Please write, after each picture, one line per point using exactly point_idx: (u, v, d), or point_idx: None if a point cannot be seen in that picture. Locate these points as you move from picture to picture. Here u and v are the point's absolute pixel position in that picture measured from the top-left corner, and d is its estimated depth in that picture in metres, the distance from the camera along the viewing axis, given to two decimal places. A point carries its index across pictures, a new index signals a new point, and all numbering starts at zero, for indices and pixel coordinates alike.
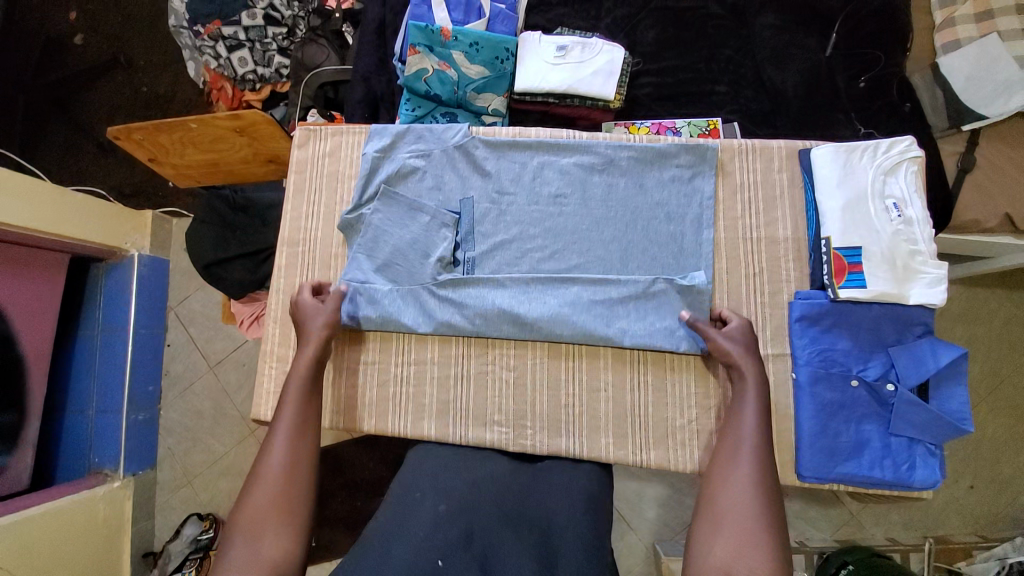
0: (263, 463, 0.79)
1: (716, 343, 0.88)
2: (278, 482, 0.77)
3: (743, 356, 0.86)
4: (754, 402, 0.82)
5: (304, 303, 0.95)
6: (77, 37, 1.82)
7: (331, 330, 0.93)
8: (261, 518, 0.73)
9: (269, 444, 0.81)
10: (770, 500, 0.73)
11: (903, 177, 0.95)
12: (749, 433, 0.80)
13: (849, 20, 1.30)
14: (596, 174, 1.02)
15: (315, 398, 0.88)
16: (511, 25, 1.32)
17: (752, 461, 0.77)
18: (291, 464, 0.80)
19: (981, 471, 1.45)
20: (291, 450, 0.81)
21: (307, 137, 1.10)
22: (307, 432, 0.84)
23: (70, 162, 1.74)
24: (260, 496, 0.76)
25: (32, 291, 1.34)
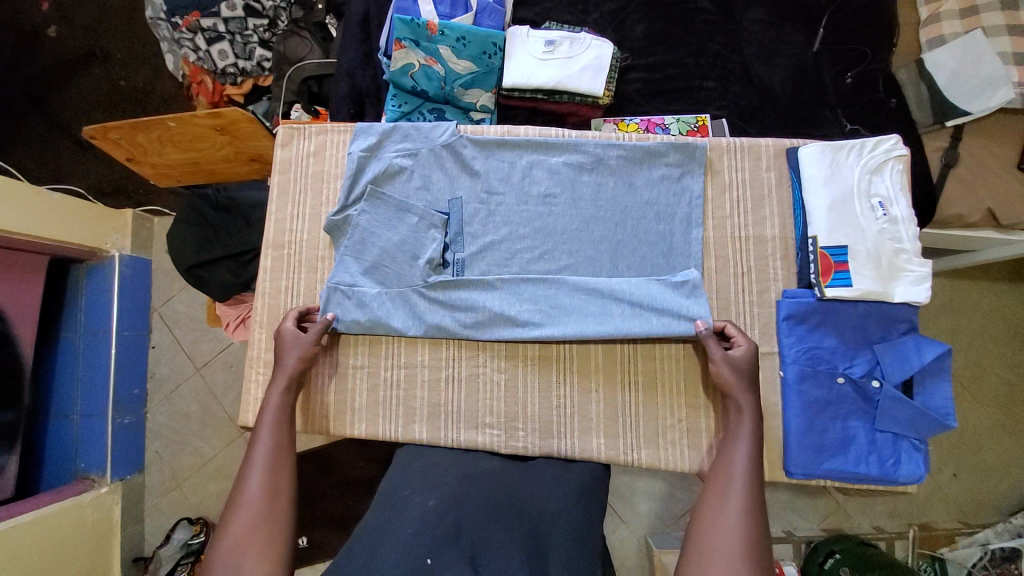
0: (239, 497, 0.79)
1: (720, 371, 0.89)
2: (257, 513, 0.77)
3: (734, 382, 0.88)
4: (747, 436, 0.84)
5: (283, 334, 0.94)
6: (50, 30, 1.75)
7: (303, 366, 0.93)
8: (241, 549, 0.73)
9: (244, 481, 0.80)
10: (756, 531, 0.75)
11: (889, 176, 0.95)
12: (738, 470, 0.81)
13: (836, 16, 1.31)
14: (585, 173, 1.01)
15: (288, 428, 0.88)
16: (499, 19, 1.30)
17: (740, 494, 0.78)
18: (270, 491, 0.80)
19: (962, 459, 1.49)
20: (270, 482, 0.80)
21: (291, 136, 1.08)
22: (286, 460, 0.84)
23: (46, 160, 1.69)
24: (239, 526, 0.76)
25: (10, 294, 1.30)
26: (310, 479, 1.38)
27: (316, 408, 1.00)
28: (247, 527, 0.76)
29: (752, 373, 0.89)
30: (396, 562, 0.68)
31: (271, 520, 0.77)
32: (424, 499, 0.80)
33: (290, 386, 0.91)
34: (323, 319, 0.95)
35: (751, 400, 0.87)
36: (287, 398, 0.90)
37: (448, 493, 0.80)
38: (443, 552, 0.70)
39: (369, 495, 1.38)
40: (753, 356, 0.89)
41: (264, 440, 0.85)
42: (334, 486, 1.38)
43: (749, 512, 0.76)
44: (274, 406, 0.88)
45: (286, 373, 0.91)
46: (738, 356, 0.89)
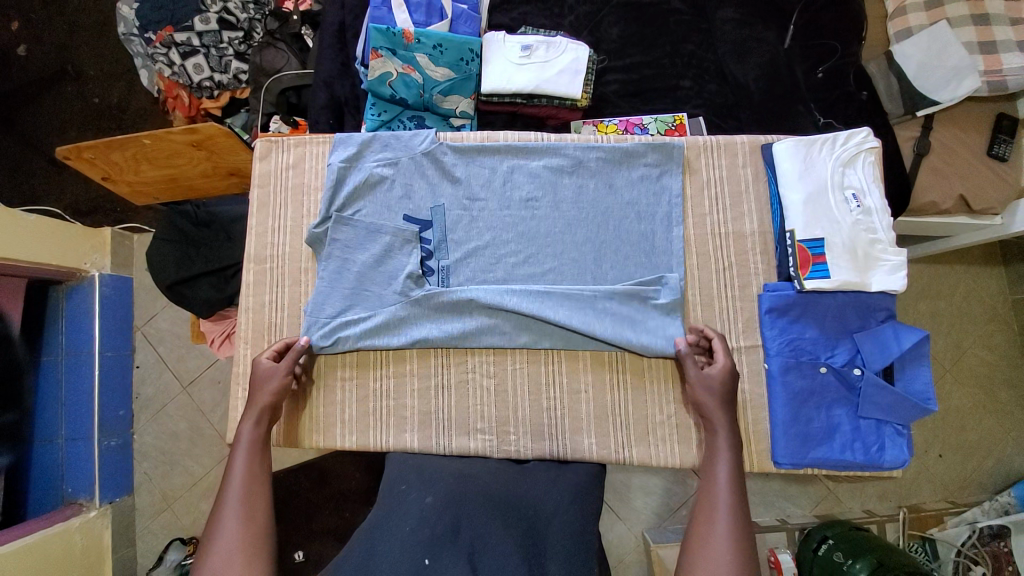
0: (214, 534, 0.78)
1: (695, 389, 0.90)
2: (233, 550, 0.76)
3: (712, 402, 0.89)
4: (727, 454, 0.85)
5: (257, 366, 0.93)
6: (20, 48, 1.73)
7: (277, 400, 0.92)
8: None
9: (219, 521, 0.79)
10: (747, 554, 0.75)
11: (861, 168, 0.97)
12: (723, 486, 0.82)
13: (805, 13, 1.33)
14: (566, 176, 1.02)
15: (265, 458, 0.88)
16: (474, 26, 1.31)
17: (727, 513, 0.79)
18: (246, 525, 0.79)
19: (947, 440, 1.52)
20: (246, 517, 0.80)
21: (268, 148, 1.07)
22: (262, 494, 0.83)
23: (20, 181, 1.65)
24: (216, 564, 0.75)
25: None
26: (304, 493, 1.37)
27: (303, 422, 0.99)
28: (225, 556, 0.76)
29: (730, 392, 0.90)
30: (396, 560, 0.73)
31: (249, 554, 0.77)
32: (421, 496, 0.82)
33: (262, 418, 0.90)
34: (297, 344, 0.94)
35: (727, 415, 0.88)
36: (259, 430, 0.89)
37: (444, 489, 0.83)
38: (440, 552, 0.74)
39: (365, 506, 1.38)
40: (730, 373, 0.90)
41: (238, 476, 0.84)
42: (329, 498, 1.37)
43: (737, 532, 0.77)
44: (246, 441, 0.87)
45: (260, 405, 0.90)
46: (713, 374, 0.90)
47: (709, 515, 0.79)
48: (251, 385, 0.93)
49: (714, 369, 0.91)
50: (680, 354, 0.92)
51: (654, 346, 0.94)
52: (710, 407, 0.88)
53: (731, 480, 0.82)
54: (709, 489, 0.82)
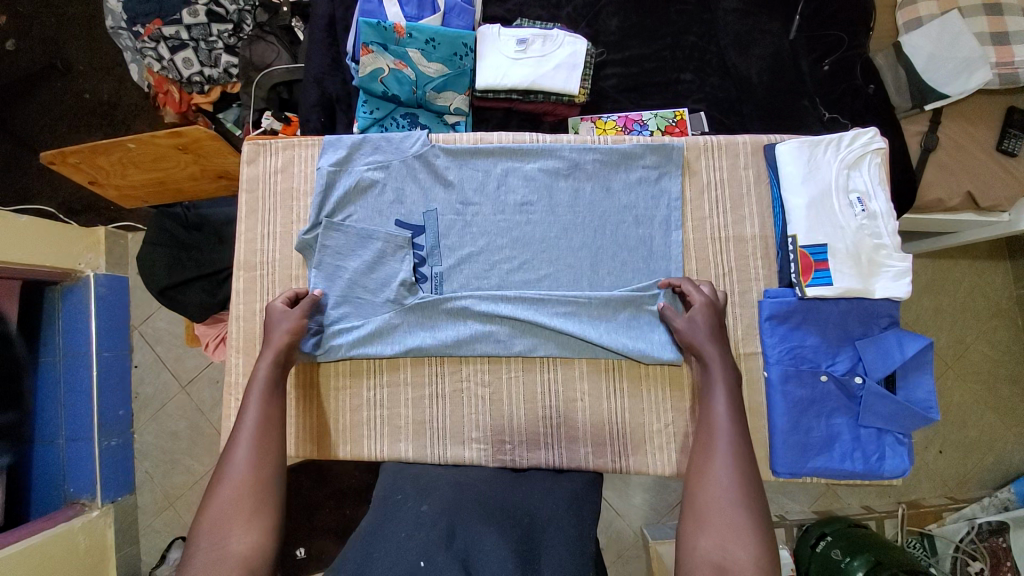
0: (225, 469, 0.78)
1: (682, 334, 0.89)
2: (242, 489, 0.76)
3: (705, 338, 0.87)
4: (723, 386, 0.83)
5: (270, 312, 0.93)
6: (7, 43, 1.68)
7: (293, 338, 0.90)
8: (226, 520, 0.73)
9: (230, 456, 0.79)
10: (750, 482, 0.74)
11: (866, 170, 0.94)
12: (721, 414, 0.81)
13: (812, 2, 1.29)
14: (562, 179, 0.99)
15: (279, 400, 0.86)
16: (469, 19, 1.26)
17: (730, 442, 0.78)
18: (256, 465, 0.79)
19: (948, 436, 1.51)
20: (257, 455, 0.80)
21: (256, 152, 1.05)
22: (274, 437, 0.82)
23: (11, 179, 1.63)
24: (223, 501, 0.75)
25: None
26: (304, 492, 1.38)
27: (302, 433, 0.98)
28: (233, 495, 0.75)
29: (717, 324, 0.88)
30: (392, 563, 0.69)
31: (257, 493, 0.77)
32: (416, 504, 0.81)
33: (279, 357, 0.88)
34: (310, 296, 0.94)
35: (717, 347, 0.86)
36: (275, 372, 0.87)
37: (440, 497, 0.82)
38: (436, 554, 0.70)
39: (364, 504, 1.39)
40: (711, 309, 0.89)
41: (251, 416, 0.83)
42: (330, 496, 1.38)
43: (739, 462, 0.76)
44: (262, 381, 0.86)
45: (276, 346, 0.89)
46: (698, 315, 0.88)
47: (708, 448, 0.79)
48: (266, 329, 0.92)
49: (695, 311, 0.89)
50: (661, 312, 0.92)
51: (656, 356, 0.92)
52: (697, 340, 0.87)
53: (730, 411, 0.81)
54: (710, 421, 0.81)
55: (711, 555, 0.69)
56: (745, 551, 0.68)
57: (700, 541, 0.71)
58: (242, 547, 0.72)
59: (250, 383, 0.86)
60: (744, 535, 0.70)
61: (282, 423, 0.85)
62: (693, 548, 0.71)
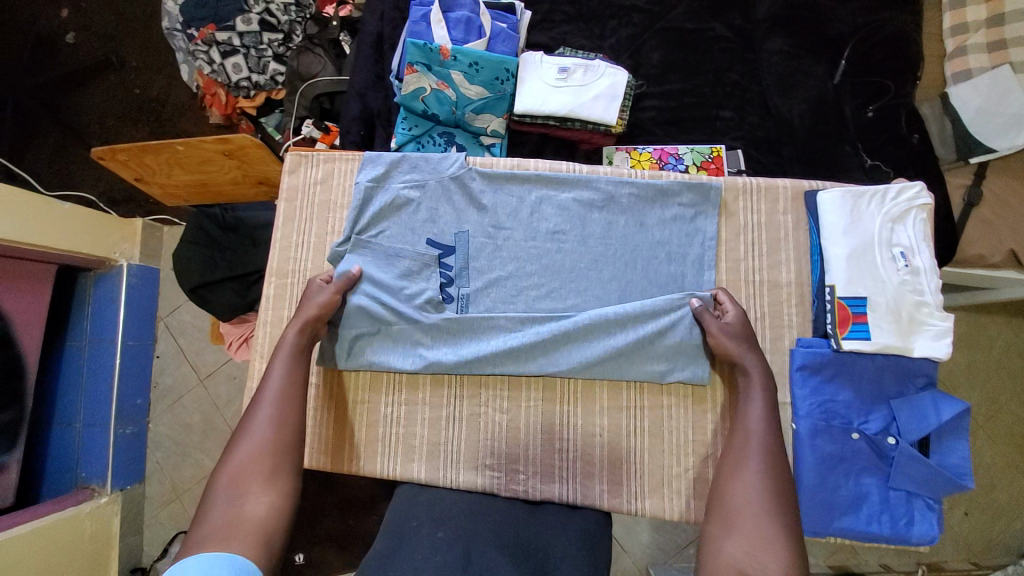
0: (248, 427, 0.80)
1: (717, 340, 0.89)
2: (262, 449, 0.78)
3: (740, 348, 0.88)
4: (760, 394, 0.84)
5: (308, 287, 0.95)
6: (68, 36, 1.76)
7: (323, 313, 0.92)
8: (245, 479, 0.75)
9: (252, 415, 0.81)
10: (779, 495, 0.75)
11: (911, 226, 0.92)
12: (756, 423, 0.82)
13: (858, 47, 1.28)
14: (596, 211, 0.99)
15: (303, 367, 0.88)
16: (512, 46, 1.26)
17: (760, 450, 0.79)
18: (278, 426, 0.81)
19: (976, 499, 1.43)
20: (279, 416, 0.81)
21: (298, 162, 1.07)
22: (295, 401, 0.84)
23: (58, 165, 1.69)
24: (242, 459, 0.77)
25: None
26: (311, 496, 1.37)
27: (317, 441, 0.98)
28: (253, 455, 0.77)
29: (748, 333, 0.90)
30: None
31: (276, 454, 0.78)
32: (431, 529, 0.80)
33: (306, 329, 0.90)
34: (347, 274, 0.94)
35: (755, 356, 0.88)
36: (302, 340, 0.89)
37: (455, 525, 0.81)
38: None
39: (368, 515, 1.37)
40: (743, 321, 0.91)
41: (276, 377, 0.85)
42: (334, 503, 1.38)
43: (767, 474, 0.76)
44: (289, 345, 0.88)
45: (306, 315, 0.90)
46: (731, 323, 0.90)
47: (742, 457, 0.79)
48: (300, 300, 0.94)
49: (730, 320, 0.91)
50: (697, 311, 0.91)
51: (671, 378, 0.92)
52: (734, 349, 0.87)
53: (764, 420, 0.82)
54: (745, 427, 0.82)
55: (738, 561, 0.69)
56: (775, 559, 0.68)
57: (727, 546, 0.72)
58: (258, 509, 0.72)
59: (277, 346, 0.89)
60: (774, 546, 0.70)
61: (303, 389, 0.86)
62: (719, 552, 0.72)
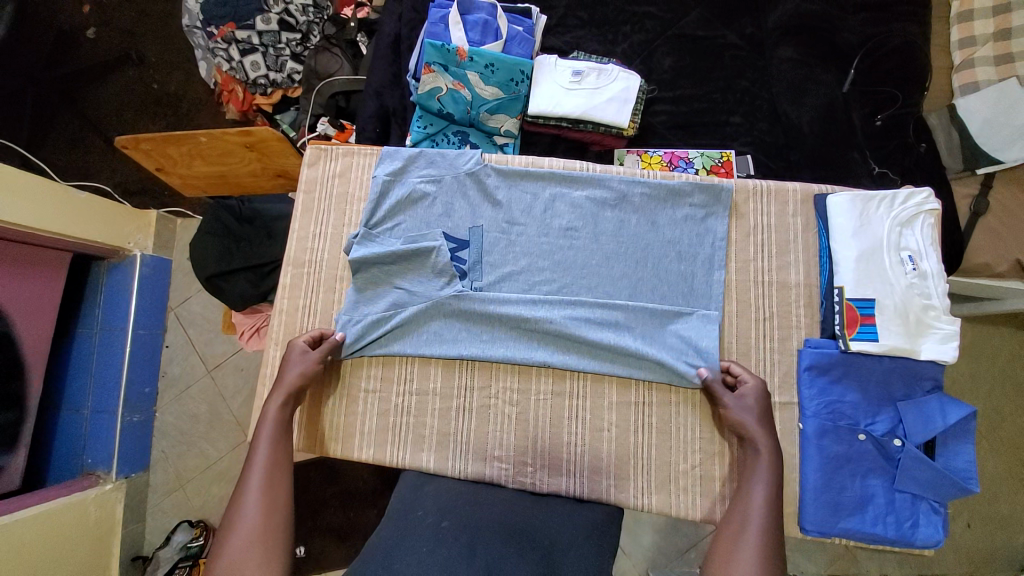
0: (235, 516, 0.77)
1: (730, 413, 0.88)
2: (253, 533, 0.75)
3: (756, 428, 0.85)
4: (767, 478, 0.82)
5: (289, 349, 0.94)
6: (89, 31, 1.80)
7: (303, 384, 0.92)
8: (238, 563, 0.72)
9: (239, 499, 0.79)
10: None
11: (919, 230, 0.93)
12: (757, 504, 0.79)
13: (868, 57, 1.30)
14: (608, 209, 1.01)
15: (287, 442, 0.87)
16: (528, 48, 1.29)
17: (758, 540, 0.76)
18: (267, 510, 0.78)
19: (979, 510, 1.42)
20: (267, 495, 0.79)
21: (318, 156, 1.10)
22: (282, 477, 0.82)
23: (76, 156, 1.72)
24: (234, 544, 0.74)
25: (5, 289, 1.24)
26: (313, 488, 1.38)
27: (330, 427, 1.00)
28: (244, 542, 0.74)
29: (766, 412, 0.88)
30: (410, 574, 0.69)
31: (269, 537, 0.75)
32: (435, 520, 0.81)
33: (288, 401, 0.90)
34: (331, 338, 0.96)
35: (770, 441, 0.85)
36: (282, 417, 0.89)
37: (460, 516, 0.82)
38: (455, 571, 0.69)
39: (370, 509, 1.38)
40: (763, 396, 0.89)
41: (260, 456, 0.83)
42: (335, 495, 1.38)
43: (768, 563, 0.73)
44: (271, 423, 0.87)
45: (287, 387, 0.91)
46: (748, 399, 0.88)
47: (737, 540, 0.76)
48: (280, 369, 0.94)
49: (745, 395, 0.89)
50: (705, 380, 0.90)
51: (679, 374, 0.93)
52: (749, 426, 0.85)
53: (766, 506, 0.79)
54: (742, 509, 0.80)
55: None
56: None
57: None
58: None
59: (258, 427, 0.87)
60: None
61: (288, 467, 0.85)
62: None
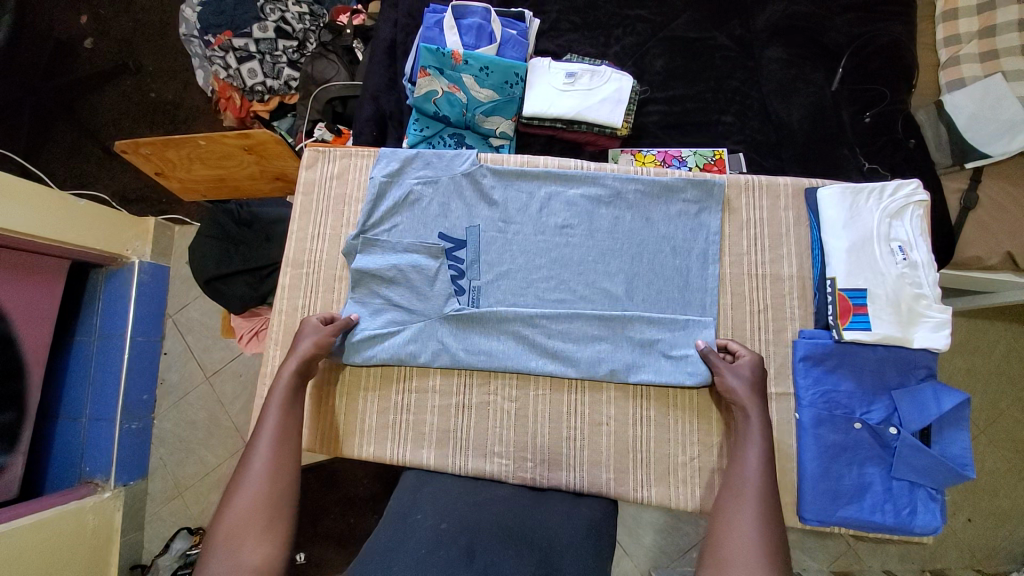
0: (242, 479, 0.77)
1: (722, 379, 0.89)
2: (260, 499, 0.75)
3: (744, 394, 0.87)
4: (758, 436, 0.82)
5: (303, 324, 0.95)
6: (87, 41, 1.82)
7: (318, 353, 0.92)
8: (243, 528, 0.72)
9: (248, 461, 0.78)
10: (778, 549, 0.71)
11: (909, 221, 0.95)
12: (752, 463, 0.80)
13: (856, 56, 1.32)
14: (603, 207, 1.03)
15: (298, 410, 0.87)
16: (522, 51, 1.31)
17: (756, 501, 0.76)
18: (272, 477, 0.77)
19: (979, 505, 1.42)
20: (274, 463, 0.79)
21: (315, 158, 1.11)
22: (290, 446, 0.82)
23: (74, 165, 1.73)
24: (240, 508, 0.74)
25: (5, 291, 1.25)
26: (312, 494, 1.37)
27: (332, 426, 1.00)
28: (249, 508, 0.74)
29: (758, 382, 0.88)
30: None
31: (271, 506, 0.75)
32: (434, 522, 0.80)
33: (302, 367, 0.90)
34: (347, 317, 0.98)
35: (759, 404, 0.86)
36: (293, 387, 0.88)
37: (459, 517, 0.81)
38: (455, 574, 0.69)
39: (370, 514, 1.37)
40: (757, 366, 0.90)
41: (271, 421, 0.83)
42: (336, 501, 1.37)
43: (764, 519, 0.74)
44: (283, 390, 0.87)
45: (301, 355, 0.90)
46: (744, 366, 0.89)
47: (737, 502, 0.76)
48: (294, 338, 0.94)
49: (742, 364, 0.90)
50: (702, 351, 0.93)
51: (676, 381, 0.95)
52: (739, 389, 0.87)
53: (759, 463, 0.80)
54: (741, 470, 0.80)
55: None
56: None
57: None
58: (254, 559, 0.70)
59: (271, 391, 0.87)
60: None
61: (297, 435, 0.85)
62: None
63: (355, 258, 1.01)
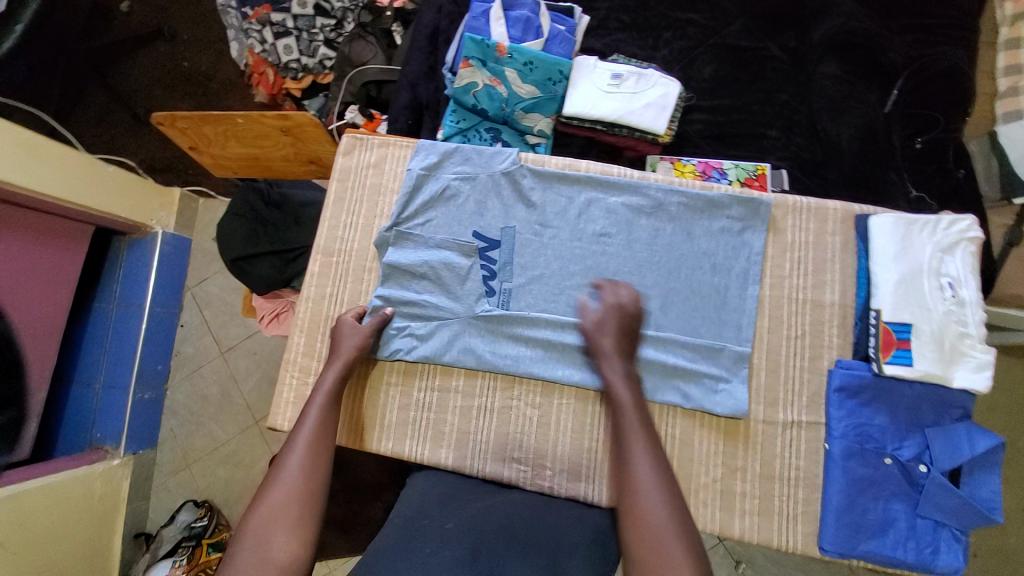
0: (277, 474, 0.78)
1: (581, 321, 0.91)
2: (293, 494, 0.75)
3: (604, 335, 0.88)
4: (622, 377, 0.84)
5: (341, 324, 0.96)
6: (123, 4, 1.80)
7: (357, 355, 0.93)
8: (274, 521, 0.72)
9: (285, 456, 0.80)
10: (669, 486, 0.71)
11: (960, 258, 0.93)
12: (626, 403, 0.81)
13: (913, 78, 1.27)
14: (643, 218, 1.00)
15: (336, 411, 0.88)
16: (568, 48, 1.28)
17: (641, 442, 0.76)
18: (308, 473, 0.78)
19: (989, 543, 1.40)
20: (310, 461, 0.80)
21: (353, 144, 1.10)
22: (325, 446, 0.83)
23: (103, 129, 1.72)
24: (274, 501, 0.74)
25: (30, 254, 1.25)
26: None
27: (357, 420, 1.00)
28: (281, 503, 0.74)
29: (625, 327, 0.89)
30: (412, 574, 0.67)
31: (305, 498, 0.76)
32: (443, 522, 0.79)
33: (343, 372, 0.91)
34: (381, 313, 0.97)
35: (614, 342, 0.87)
36: (338, 385, 0.90)
37: (466, 517, 0.81)
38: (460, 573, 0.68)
39: (375, 503, 1.37)
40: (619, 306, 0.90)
41: (311, 419, 0.85)
42: (342, 488, 1.37)
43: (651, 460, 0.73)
44: (326, 392, 0.89)
45: (342, 361, 0.92)
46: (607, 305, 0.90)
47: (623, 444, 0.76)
48: (333, 340, 0.95)
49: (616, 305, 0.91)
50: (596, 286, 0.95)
51: (704, 405, 0.94)
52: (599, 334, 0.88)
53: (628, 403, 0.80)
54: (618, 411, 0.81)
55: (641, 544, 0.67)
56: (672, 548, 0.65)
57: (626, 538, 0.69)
58: (283, 554, 0.69)
59: (313, 392, 0.89)
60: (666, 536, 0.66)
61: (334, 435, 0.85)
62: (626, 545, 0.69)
63: (388, 252, 1.00)
